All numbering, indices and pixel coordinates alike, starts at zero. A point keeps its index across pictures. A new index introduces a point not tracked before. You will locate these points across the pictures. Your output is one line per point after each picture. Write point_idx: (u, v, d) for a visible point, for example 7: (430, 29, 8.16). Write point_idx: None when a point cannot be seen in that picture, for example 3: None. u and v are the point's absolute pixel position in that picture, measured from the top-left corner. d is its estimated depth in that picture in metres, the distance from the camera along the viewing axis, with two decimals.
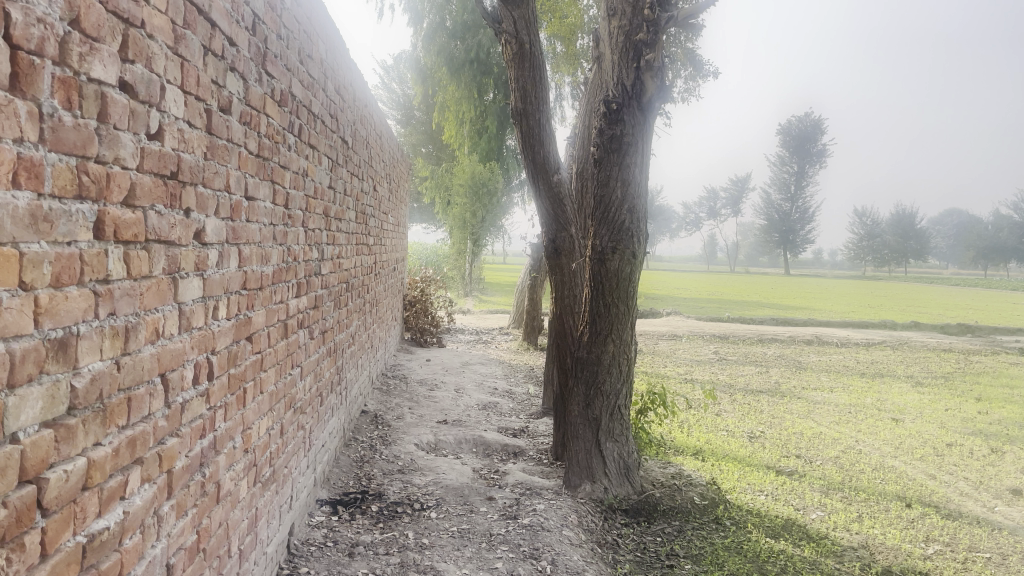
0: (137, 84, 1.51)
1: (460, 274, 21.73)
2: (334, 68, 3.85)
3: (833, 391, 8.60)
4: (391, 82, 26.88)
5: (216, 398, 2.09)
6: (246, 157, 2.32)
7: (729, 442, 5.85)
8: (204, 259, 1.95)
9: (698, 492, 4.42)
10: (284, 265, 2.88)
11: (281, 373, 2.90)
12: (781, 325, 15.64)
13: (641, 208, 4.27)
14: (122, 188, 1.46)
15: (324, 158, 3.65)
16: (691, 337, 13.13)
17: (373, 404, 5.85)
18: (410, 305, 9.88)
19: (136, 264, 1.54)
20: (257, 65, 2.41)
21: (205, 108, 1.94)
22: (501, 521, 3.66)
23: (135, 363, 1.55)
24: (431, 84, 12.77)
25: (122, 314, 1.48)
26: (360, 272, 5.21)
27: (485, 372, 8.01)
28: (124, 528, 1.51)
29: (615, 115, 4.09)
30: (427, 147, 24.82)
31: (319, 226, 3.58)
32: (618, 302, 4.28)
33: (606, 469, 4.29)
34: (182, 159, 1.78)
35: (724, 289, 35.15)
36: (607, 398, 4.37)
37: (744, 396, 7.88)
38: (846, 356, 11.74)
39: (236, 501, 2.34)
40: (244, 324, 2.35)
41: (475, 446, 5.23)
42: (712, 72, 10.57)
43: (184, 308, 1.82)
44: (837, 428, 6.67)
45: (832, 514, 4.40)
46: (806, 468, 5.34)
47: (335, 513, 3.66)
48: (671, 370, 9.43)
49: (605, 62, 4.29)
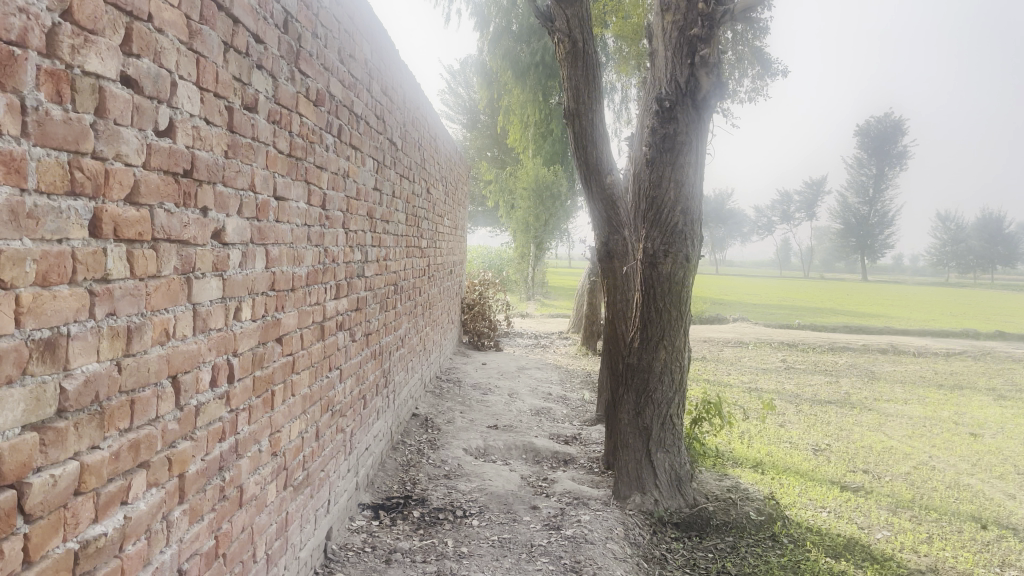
0: (142, 79, 1.48)
1: (523, 278, 21.67)
2: (380, 69, 3.81)
3: (907, 403, 8.19)
4: (458, 86, 27.03)
5: (238, 401, 2.06)
6: (274, 156, 2.28)
7: (791, 455, 5.60)
8: (224, 260, 1.92)
9: (754, 507, 4.23)
10: (320, 267, 2.84)
11: (317, 376, 2.87)
12: (853, 333, 15.06)
13: (695, 210, 4.10)
14: (124, 185, 1.43)
15: (368, 159, 3.61)
16: (757, 344, 12.75)
17: (424, 407, 5.82)
18: (468, 308, 9.85)
19: (141, 263, 1.50)
20: (288, 64, 2.37)
21: (226, 106, 1.90)
22: (543, 531, 3.56)
23: (140, 366, 1.51)
24: (495, 87, 12.75)
25: (124, 314, 1.45)
26: (410, 275, 5.18)
27: (541, 377, 7.91)
28: (125, 534, 1.48)
29: (668, 114, 3.97)
30: (492, 151, 24.86)
31: (362, 228, 3.55)
32: (670, 307, 4.13)
33: (656, 480, 4.15)
34: (198, 156, 1.74)
35: (795, 295, 34.18)
36: (658, 407, 4.22)
37: (811, 407, 7.57)
38: (922, 366, 11.20)
39: (263, 505, 2.31)
40: (272, 326, 2.31)
41: (524, 453, 5.13)
42: (781, 70, 10.22)
43: (200, 309, 1.78)
44: (909, 442, 6.33)
45: (899, 535, 4.15)
46: (874, 484, 5.06)
47: (377, 517, 3.62)
48: (735, 378, 9.15)
49: (659, 59, 4.15)
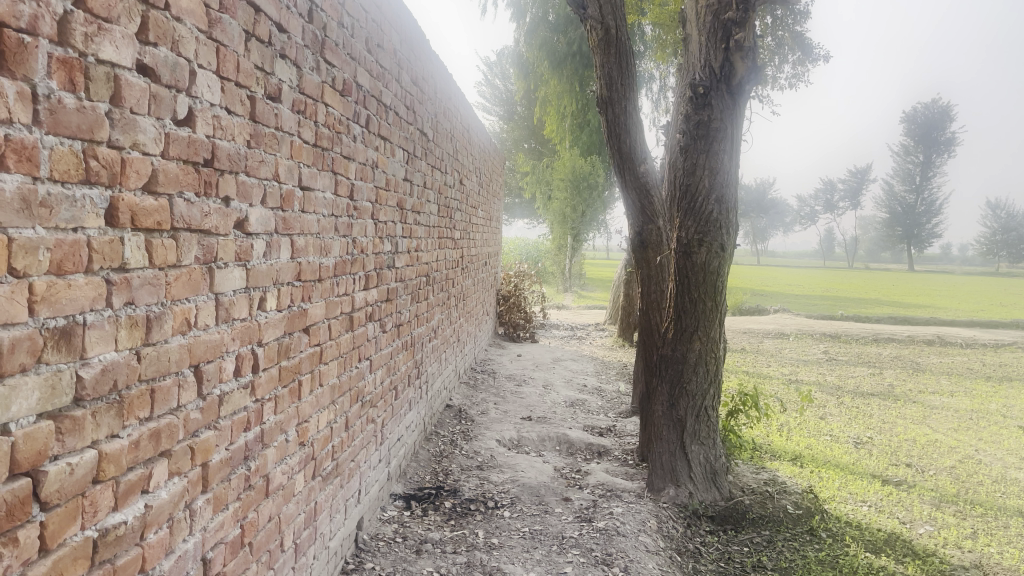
0: (158, 68, 1.47)
1: (560, 269, 21.60)
2: (410, 59, 3.80)
3: (953, 395, 7.97)
4: (495, 78, 26.96)
5: (264, 390, 2.06)
6: (299, 146, 2.27)
7: (831, 448, 5.48)
8: (247, 249, 1.92)
9: (792, 501, 4.15)
10: (348, 257, 2.84)
11: (346, 366, 2.87)
12: (898, 324, 14.70)
13: (730, 198, 4.02)
14: (141, 174, 1.43)
15: (398, 149, 3.60)
16: (798, 336, 12.53)
17: (458, 398, 5.82)
18: (504, 299, 9.83)
19: (160, 252, 1.50)
20: (313, 53, 2.36)
21: (248, 95, 1.90)
22: (575, 523, 3.53)
23: (160, 355, 1.52)
24: (531, 78, 12.68)
25: (143, 304, 1.45)
26: (443, 266, 5.18)
27: (577, 369, 7.86)
28: (146, 523, 1.48)
29: (702, 99, 3.90)
30: (529, 142, 24.78)
31: (392, 218, 3.54)
32: (705, 297, 4.05)
33: (691, 473, 4.09)
34: (219, 146, 1.74)
35: (839, 285, 33.56)
36: (693, 398, 4.16)
37: (853, 399, 7.41)
38: (970, 358, 10.90)
39: (291, 494, 2.32)
40: (299, 316, 2.31)
41: (558, 445, 5.10)
42: (823, 56, 9.99)
43: (222, 298, 1.79)
44: (955, 435, 6.15)
45: (943, 530, 4.03)
46: (917, 478, 4.93)
47: (409, 508, 3.62)
48: (775, 369, 9.00)
49: (693, 44, 4.07)
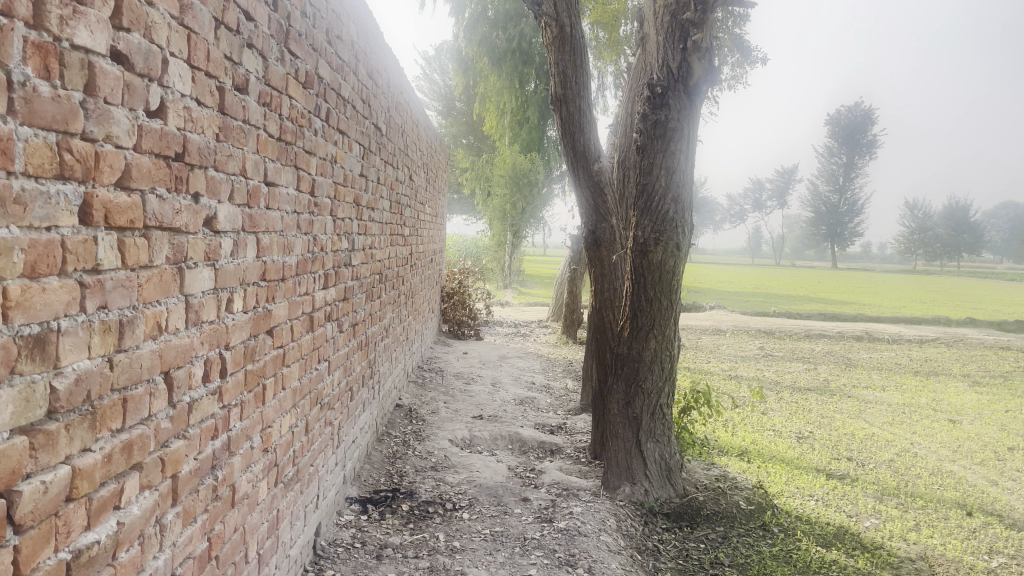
0: (132, 55, 1.38)
1: (499, 266, 21.58)
2: (366, 51, 3.70)
3: (885, 390, 8.26)
4: (432, 72, 26.66)
5: (231, 396, 1.97)
6: (265, 140, 2.18)
7: (776, 443, 5.60)
8: (216, 248, 1.82)
9: (744, 497, 4.21)
10: (309, 256, 2.74)
11: (307, 368, 2.78)
12: (828, 320, 15.17)
13: (686, 197, 4.04)
14: (114, 169, 1.33)
15: (354, 144, 3.51)
16: (735, 332, 12.80)
17: (407, 398, 5.74)
18: (448, 296, 9.76)
19: (132, 252, 1.40)
20: (278, 43, 2.26)
21: (217, 86, 1.80)
22: (536, 524, 3.51)
23: (132, 361, 1.42)
24: (471, 74, 12.59)
25: (116, 308, 1.35)
26: (394, 263, 5.09)
27: (523, 366, 7.85)
28: (118, 541, 1.39)
29: (659, 99, 3.90)
30: (468, 138, 24.70)
31: (349, 215, 3.45)
32: (661, 295, 4.08)
33: (647, 471, 4.11)
34: (189, 139, 1.64)
35: (769, 282, 34.57)
36: (648, 396, 4.18)
37: (792, 394, 7.60)
38: (898, 353, 11.31)
39: (255, 503, 2.22)
40: (263, 318, 2.21)
41: (511, 443, 5.08)
42: (761, 58, 10.23)
43: (192, 301, 1.69)
44: (891, 429, 6.36)
45: (888, 523, 4.15)
46: (859, 472, 5.08)
47: (365, 512, 3.54)
48: (716, 365, 9.16)
49: (651, 44, 4.08)
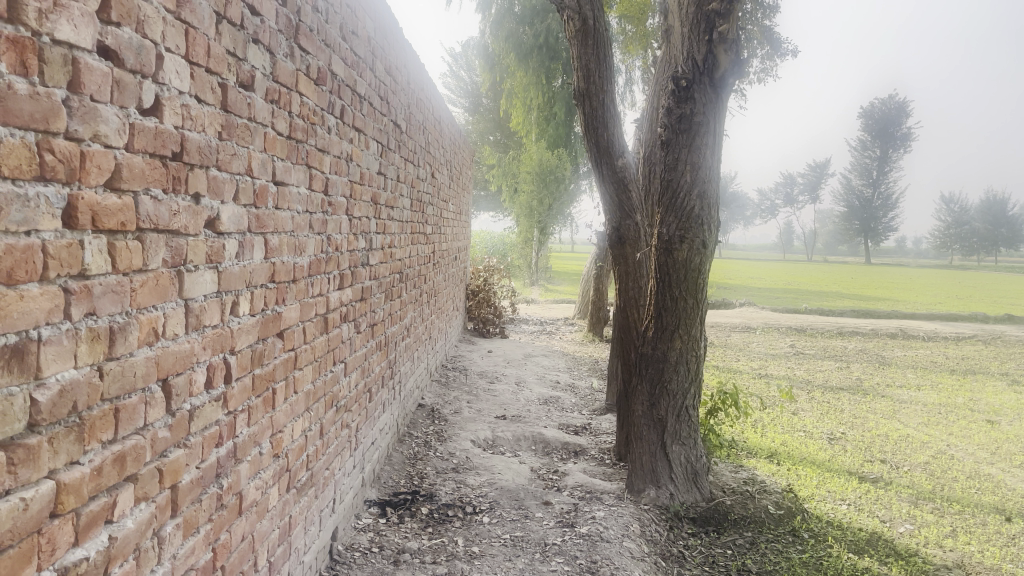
0: (122, 51, 1.32)
1: (526, 263, 21.49)
2: (384, 46, 3.64)
3: (920, 389, 8.04)
4: (459, 69, 26.56)
5: (237, 402, 1.91)
6: (273, 138, 2.12)
7: (806, 445, 5.46)
8: (219, 251, 1.77)
9: (772, 501, 4.09)
10: (323, 256, 2.69)
11: (320, 371, 2.72)
12: (861, 316, 14.87)
13: (712, 194, 3.93)
14: (102, 170, 1.27)
15: (372, 142, 3.45)
16: (765, 329, 12.58)
17: (430, 397, 5.69)
18: (473, 294, 9.71)
19: (124, 256, 1.35)
20: (287, 39, 2.20)
21: (219, 83, 1.74)
22: (557, 528, 3.43)
23: (125, 370, 1.36)
24: (497, 70, 12.50)
25: (106, 314, 1.30)
26: (415, 262, 5.03)
27: (549, 365, 7.77)
28: (110, 556, 1.33)
29: (684, 93, 3.79)
30: (495, 135, 24.67)
31: (366, 214, 3.39)
32: (686, 294, 3.97)
33: (672, 474, 4.01)
34: (188, 138, 1.59)
35: (801, 277, 34.15)
36: (674, 398, 4.07)
37: (824, 393, 7.42)
38: (933, 351, 11.03)
39: (265, 510, 2.17)
40: (272, 321, 2.16)
41: (534, 444, 5.00)
42: (791, 50, 10.02)
43: (192, 305, 1.63)
44: (926, 430, 6.18)
45: (923, 529, 4.01)
46: (893, 475, 4.93)
47: (384, 515, 3.49)
48: (744, 364, 9.00)
49: (675, 35, 3.97)
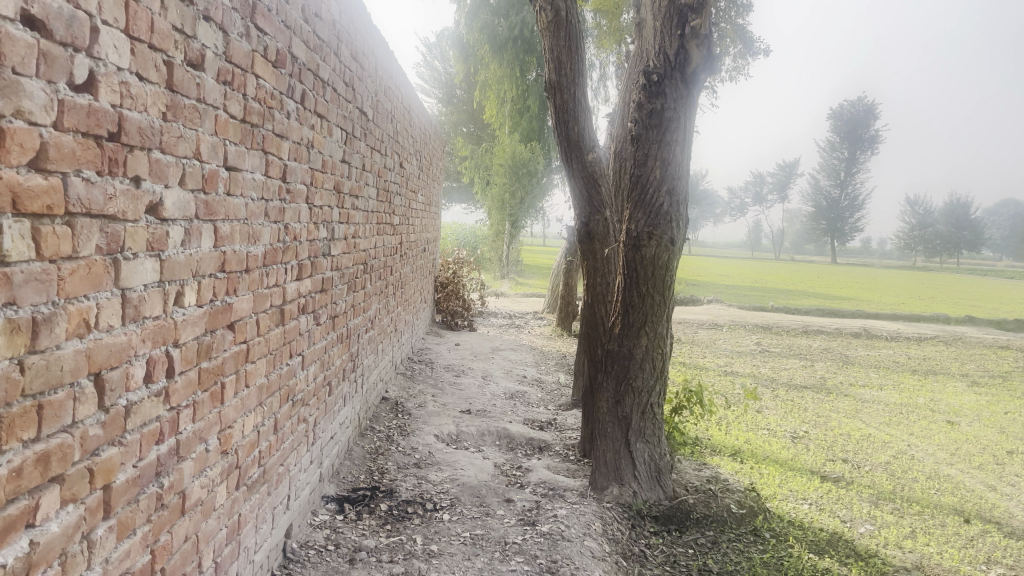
0: (51, 21, 1.23)
1: (497, 256, 21.42)
2: (349, 30, 3.55)
3: (883, 388, 8.12)
4: (433, 59, 26.31)
5: (180, 397, 1.82)
6: (225, 121, 2.02)
7: (770, 443, 5.47)
8: (162, 238, 1.67)
9: (735, 500, 4.08)
10: (280, 245, 2.60)
11: (275, 364, 2.63)
12: (826, 315, 15.02)
13: (681, 190, 3.89)
14: (26, 148, 1.18)
15: (335, 129, 3.35)
16: (732, 327, 12.65)
17: (394, 390, 5.61)
18: (441, 287, 9.62)
19: (50, 242, 1.26)
20: (242, 18, 2.11)
21: (164, 60, 1.65)
22: (518, 527, 3.37)
23: (49, 364, 1.27)
24: (471, 61, 12.38)
25: (28, 304, 1.21)
26: (381, 253, 4.94)
27: (516, 359, 7.72)
28: (31, 563, 1.25)
29: (656, 87, 3.74)
30: (468, 126, 24.55)
31: (328, 202, 3.30)
32: (653, 291, 3.93)
33: (636, 472, 3.97)
34: (127, 117, 1.50)
35: (769, 275, 34.54)
36: (639, 395, 4.04)
37: (789, 392, 7.46)
38: (896, 351, 11.16)
39: (211, 510, 2.09)
40: (222, 312, 2.07)
41: (498, 440, 4.95)
42: (763, 49, 10.04)
43: (130, 294, 1.54)
44: (888, 430, 6.23)
45: (883, 529, 4.02)
46: (854, 474, 4.95)
47: (341, 512, 3.41)
48: (711, 361, 9.03)
49: (647, 29, 3.92)
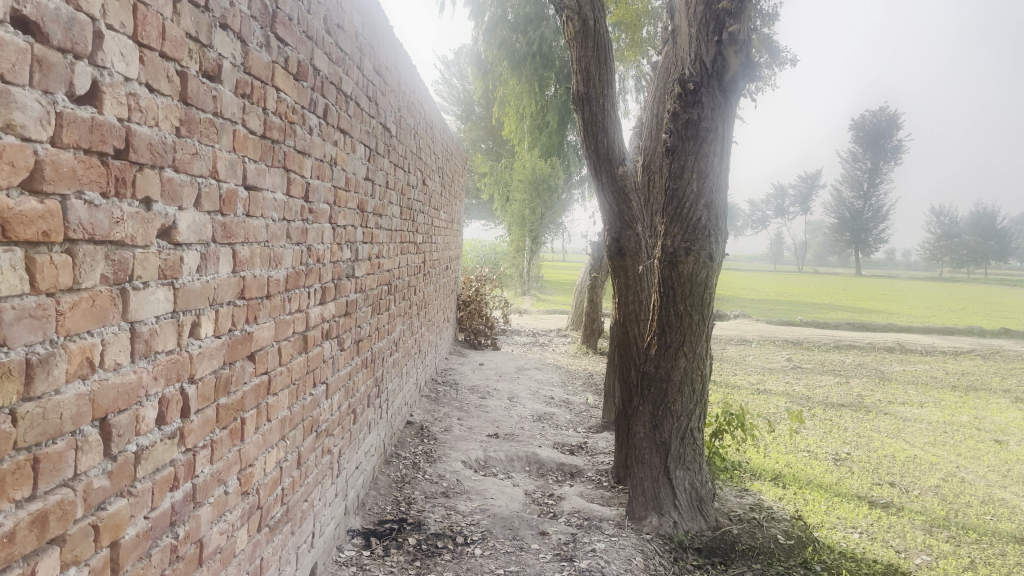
0: (46, 23, 1.08)
1: (518, 272, 21.25)
2: (373, 43, 3.43)
3: (924, 406, 7.84)
4: (451, 76, 26.34)
5: (196, 437, 1.67)
6: (244, 137, 1.89)
7: (812, 466, 5.24)
8: (175, 264, 1.53)
9: (782, 531, 3.87)
10: (302, 269, 2.45)
11: (299, 395, 2.48)
12: (856, 329, 14.70)
13: (720, 204, 3.70)
14: (17, 166, 1.03)
15: (359, 145, 3.22)
16: (761, 343, 12.38)
17: (419, 414, 5.45)
18: (464, 305, 9.47)
19: (47, 272, 1.11)
20: (262, 27, 1.97)
21: (178, 70, 1.51)
22: (555, 563, 3.18)
23: (46, 412, 1.12)
24: (490, 78, 12.28)
25: (20, 344, 1.06)
26: (405, 273, 4.80)
27: (542, 379, 7.54)
28: None
29: (692, 97, 3.58)
30: (487, 143, 24.54)
31: (352, 222, 3.16)
32: (691, 310, 3.74)
33: (675, 500, 3.79)
34: (136, 132, 1.35)
35: (795, 288, 34.20)
36: (677, 420, 3.84)
37: (826, 410, 7.21)
38: (932, 366, 10.84)
39: (231, 556, 1.93)
40: (241, 342, 1.92)
41: (528, 465, 4.77)
42: (790, 58, 9.85)
43: (140, 328, 1.39)
44: (934, 450, 5.97)
45: (940, 560, 3.79)
46: (903, 499, 4.71)
47: (368, 547, 3.24)
48: (742, 378, 8.79)
49: (681, 36, 3.76)
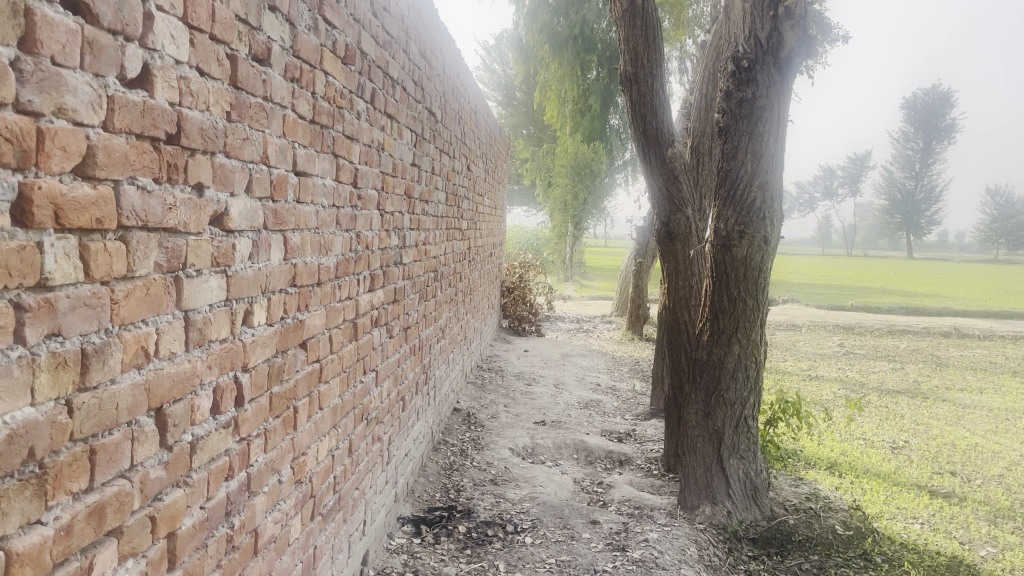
0: (96, 4, 1.05)
1: (560, 258, 21.14)
2: (418, 26, 3.38)
3: (983, 392, 7.58)
4: (493, 62, 26.26)
5: (250, 426, 1.65)
6: (293, 122, 1.85)
7: (869, 454, 5.10)
8: (228, 251, 1.50)
9: (840, 521, 3.76)
10: (352, 256, 2.43)
11: (349, 383, 2.46)
12: (910, 314, 14.28)
13: (775, 185, 3.58)
14: (68, 151, 1.00)
15: (405, 130, 3.18)
16: (811, 328, 12.12)
17: (466, 401, 5.43)
18: (508, 291, 9.43)
19: (101, 260, 1.08)
20: (310, 9, 1.93)
21: (228, 53, 1.48)
22: (607, 552, 3.13)
23: (102, 403, 1.10)
24: (533, 63, 12.13)
25: (75, 334, 1.04)
26: (451, 260, 4.77)
27: (588, 365, 7.48)
28: None
29: (746, 74, 3.47)
30: (528, 128, 24.44)
31: (399, 208, 3.12)
32: (746, 295, 3.64)
33: (730, 490, 3.70)
34: (187, 116, 1.32)
35: (845, 272, 33.50)
36: (731, 407, 3.75)
37: (881, 397, 7.02)
38: (991, 351, 10.50)
39: (285, 545, 1.91)
40: (293, 330, 1.90)
41: (576, 452, 4.72)
42: (842, 35, 9.53)
43: (193, 317, 1.37)
44: (996, 438, 5.76)
45: (1006, 552, 3.65)
46: (965, 489, 4.55)
47: (418, 534, 3.23)
48: (793, 364, 8.61)
49: (734, 13, 3.63)
